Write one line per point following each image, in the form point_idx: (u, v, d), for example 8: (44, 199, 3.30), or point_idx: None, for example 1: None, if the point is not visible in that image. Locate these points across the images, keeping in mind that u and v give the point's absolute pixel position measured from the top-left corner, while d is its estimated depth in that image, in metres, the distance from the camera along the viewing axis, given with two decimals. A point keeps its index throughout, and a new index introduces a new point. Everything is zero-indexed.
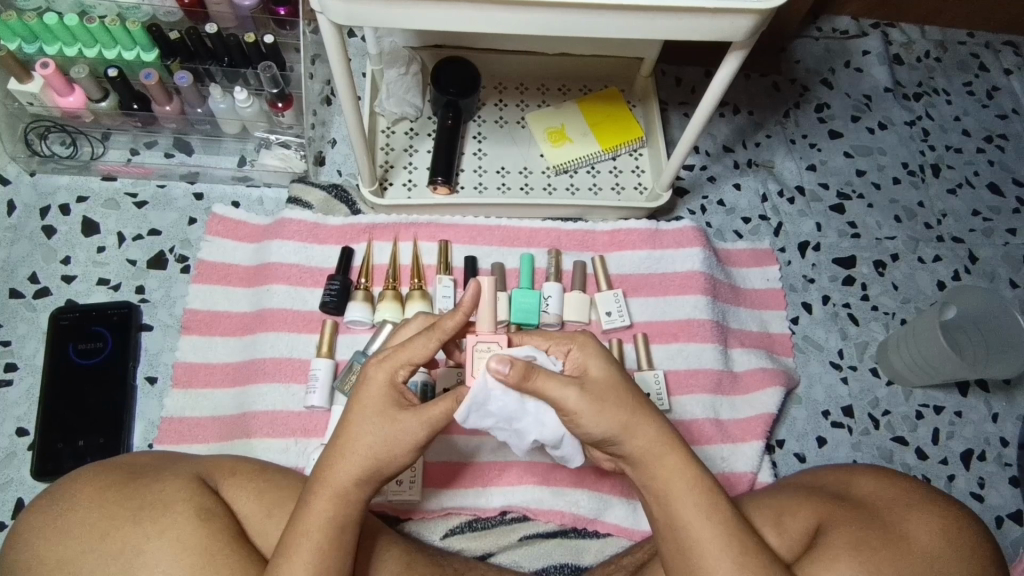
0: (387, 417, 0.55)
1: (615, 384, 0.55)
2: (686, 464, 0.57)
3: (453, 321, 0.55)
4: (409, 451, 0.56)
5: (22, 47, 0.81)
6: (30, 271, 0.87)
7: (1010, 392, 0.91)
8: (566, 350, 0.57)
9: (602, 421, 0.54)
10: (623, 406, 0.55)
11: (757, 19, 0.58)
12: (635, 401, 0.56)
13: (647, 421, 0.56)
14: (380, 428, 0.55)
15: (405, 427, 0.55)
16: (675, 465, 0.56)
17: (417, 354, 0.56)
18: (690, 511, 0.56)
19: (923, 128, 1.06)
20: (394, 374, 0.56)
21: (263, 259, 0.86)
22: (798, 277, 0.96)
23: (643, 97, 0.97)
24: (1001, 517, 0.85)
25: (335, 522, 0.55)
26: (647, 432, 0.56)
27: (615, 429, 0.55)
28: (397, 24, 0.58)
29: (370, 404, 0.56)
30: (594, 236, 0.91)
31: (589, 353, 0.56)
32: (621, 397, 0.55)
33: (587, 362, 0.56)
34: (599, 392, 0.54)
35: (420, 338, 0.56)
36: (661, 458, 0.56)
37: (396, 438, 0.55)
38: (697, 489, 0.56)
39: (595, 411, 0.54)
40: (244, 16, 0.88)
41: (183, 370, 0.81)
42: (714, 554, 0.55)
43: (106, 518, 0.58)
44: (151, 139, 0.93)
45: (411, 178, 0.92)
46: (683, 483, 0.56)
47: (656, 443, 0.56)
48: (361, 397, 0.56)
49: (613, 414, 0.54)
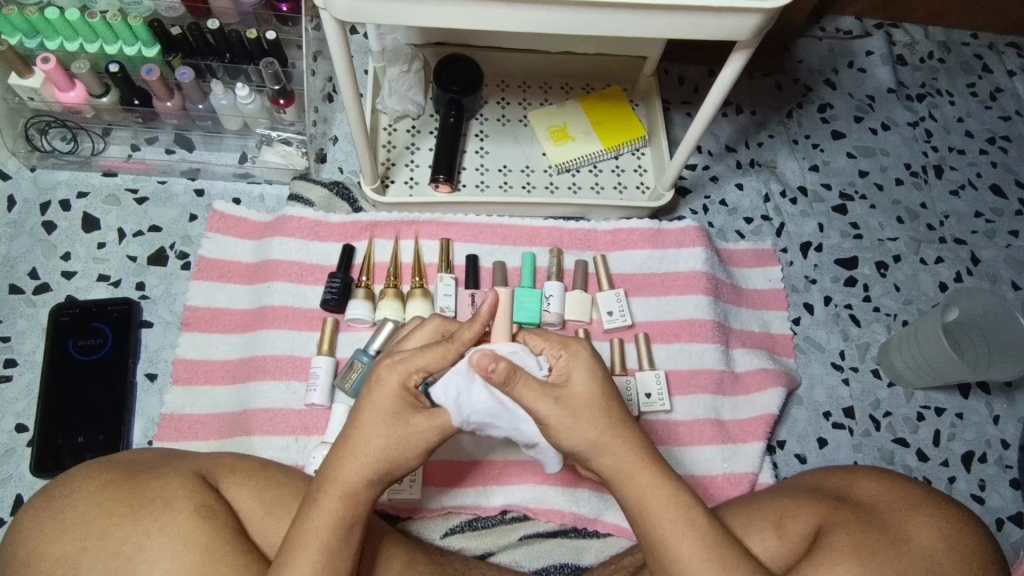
0: (399, 419, 0.55)
1: (595, 398, 0.55)
2: (659, 480, 0.56)
3: (471, 331, 0.56)
4: (419, 454, 0.56)
5: (23, 42, 0.81)
6: (30, 267, 0.87)
7: (1011, 394, 0.91)
8: (558, 354, 0.57)
9: (573, 437, 0.55)
10: (594, 423, 0.55)
11: (762, 18, 0.57)
12: (609, 418, 0.56)
13: (619, 438, 0.56)
14: (392, 430, 0.55)
15: (417, 431, 0.55)
16: (647, 480, 0.56)
17: (433, 363, 0.55)
18: (667, 526, 0.55)
19: (926, 129, 1.06)
20: (407, 378, 0.55)
21: (264, 255, 0.85)
22: (800, 277, 0.96)
23: (646, 95, 0.97)
24: (1002, 519, 0.85)
25: (344, 522, 0.54)
26: (618, 450, 0.56)
27: (585, 445, 0.55)
28: (399, 20, 0.58)
29: (383, 406, 0.55)
30: (595, 235, 0.90)
31: (578, 362, 0.56)
32: (594, 414, 0.55)
33: (572, 372, 0.56)
34: (573, 407, 0.55)
35: (439, 348, 0.55)
36: (633, 474, 0.56)
37: (410, 442, 0.55)
38: (673, 505, 0.56)
39: (567, 425, 0.54)
40: (245, 11, 0.87)
41: (183, 367, 0.81)
42: (696, 569, 0.55)
43: (107, 515, 0.58)
44: (152, 135, 0.93)
45: (413, 176, 0.91)
46: (658, 496, 0.56)
47: (628, 460, 0.56)
48: (373, 397, 0.55)
49: (584, 430, 0.55)
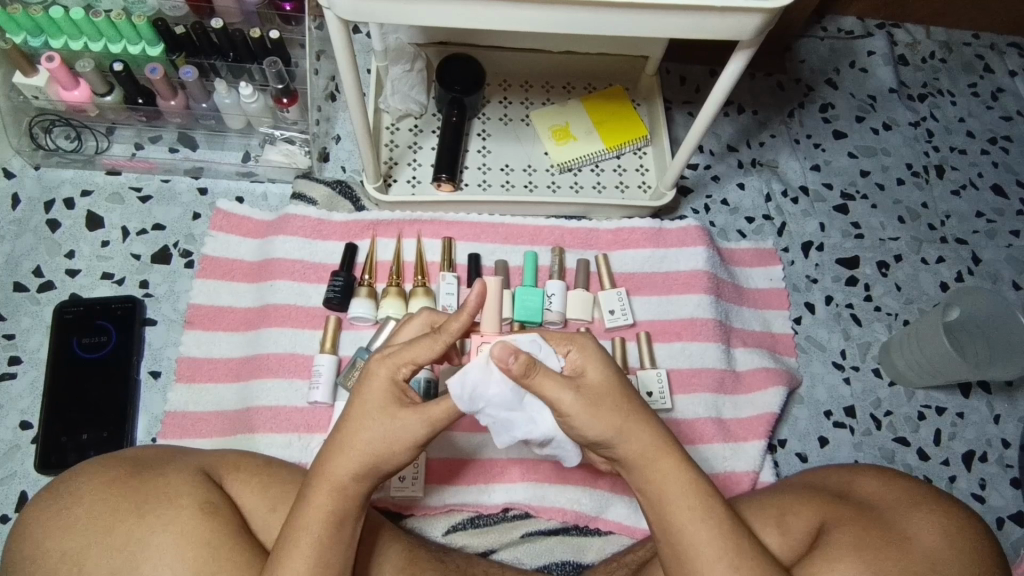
0: (387, 414, 0.55)
1: (611, 385, 0.55)
2: (680, 468, 0.56)
3: (459, 321, 0.55)
4: (408, 449, 0.55)
5: (28, 40, 0.81)
6: (34, 265, 0.87)
7: (1012, 394, 0.91)
8: (566, 350, 0.57)
9: (596, 425, 0.54)
10: (617, 410, 0.55)
11: (764, 18, 0.57)
12: (630, 406, 0.56)
13: (641, 425, 0.56)
14: (380, 425, 0.55)
15: (405, 425, 0.55)
16: (669, 468, 0.56)
17: (422, 355, 0.56)
18: (684, 513, 0.56)
19: (927, 129, 1.06)
20: (396, 371, 0.56)
21: (266, 255, 0.86)
22: (801, 277, 0.96)
23: (648, 95, 0.97)
24: (1002, 519, 0.85)
25: (335, 516, 0.55)
26: (641, 436, 0.56)
27: (609, 433, 0.55)
28: (403, 20, 0.58)
29: (372, 401, 0.55)
30: (597, 234, 0.91)
31: (589, 355, 0.56)
32: (615, 401, 0.55)
33: (586, 364, 0.56)
34: (594, 396, 0.54)
35: (425, 341, 0.56)
36: (655, 461, 0.56)
37: (397, 436, 0.55)
38: (693, 493, 0.56)
39: (589, 413, 0.54)
40: (249, 10, 0.87)
41: (186, 365, 0.81)
42: (709, 557, 0.55)
43: (110, 510, 0.58)
44: (156, 133, 0.93)
45: (415, 175, 0.92)
46: (678, 484, 0.56)
47: (651, 447, 0.56)
48: (363, 394, 0.56)
49: (607, 417, 0.54)
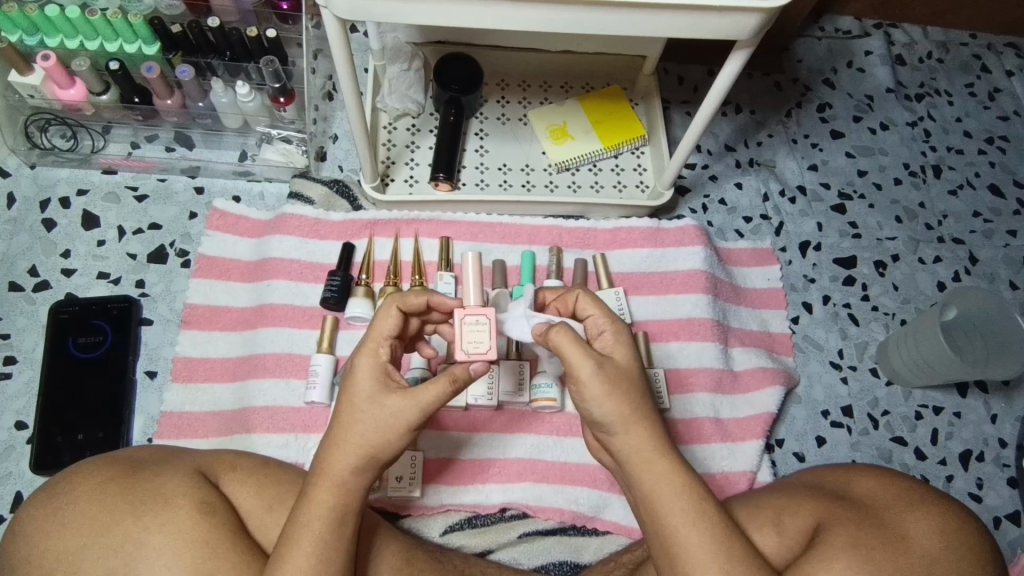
0: (377, 403, 0.55)
1: (631, 372, 0.58)
2: (675, 469, 0.57)
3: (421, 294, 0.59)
4: (402, 436, 0.55)
5: (23, 39, 0.81)
6: (30, 264, 0.87)
7: (1009, 393, 0.91)
8: (602, 330, 0.60)
9: (606, 406, 0.56)
10: (630, 399, 0.57)
11: (762, 17, 0.57)
12: (640, 400, 0.57)
13: (643, 421, 0.57)
14: (372, 415, 0.55)
15: (397, 412, 0.54)
16: (664, 469, 0.57)
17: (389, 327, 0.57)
18: (678, 515, 0.55)
19: (924, 129, 1.07)
20: (376, 356, 0.56)
21: (263, 254, 0.86)
22: (798, 276, 0.96)
23: (646, 95, 0.97)
24: (999, 518, 0.85)
25: (335, 513, 0.54)
26: (640, 433, 0.57)
27: (615, 419, 0.56)
28: (399, 19, 0.58)
29: (360, 395, 0.55)
30: (594, 234, 0.91)
31: (621, 342, 0.59)
32: (630, 388, 0.57)
33: (616, 349, 0.59)
34: (614, 375, 0.56)
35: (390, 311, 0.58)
36: (651, 461, 0.57)
37: (387, 423, 0.54)
38: (687, 494, 0.56)
39: (602, 393, 0.55)
40: (246, 9, 0.87)
41: (182, 365, 0.81)
42: (702, 560, 0.54)
43: (106, 510, 0.58)
44: (152, 133, 0.93)
45: (412, 175, 0.91)
46: (673, 487, 0.56)
47: (648, 446, 0.57)
48: (350, 388, 0.56)
49: (617, 403, 0.56)
